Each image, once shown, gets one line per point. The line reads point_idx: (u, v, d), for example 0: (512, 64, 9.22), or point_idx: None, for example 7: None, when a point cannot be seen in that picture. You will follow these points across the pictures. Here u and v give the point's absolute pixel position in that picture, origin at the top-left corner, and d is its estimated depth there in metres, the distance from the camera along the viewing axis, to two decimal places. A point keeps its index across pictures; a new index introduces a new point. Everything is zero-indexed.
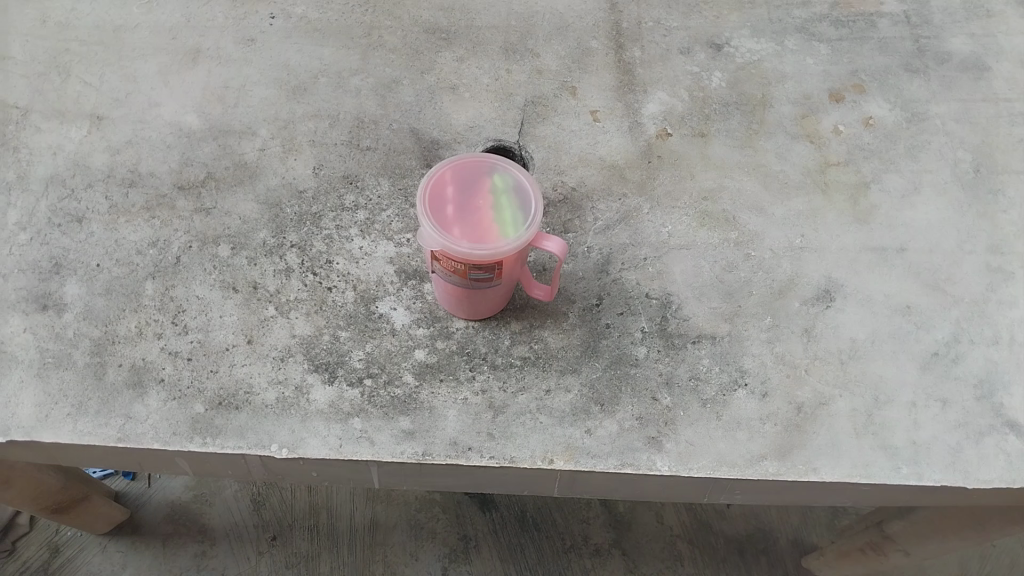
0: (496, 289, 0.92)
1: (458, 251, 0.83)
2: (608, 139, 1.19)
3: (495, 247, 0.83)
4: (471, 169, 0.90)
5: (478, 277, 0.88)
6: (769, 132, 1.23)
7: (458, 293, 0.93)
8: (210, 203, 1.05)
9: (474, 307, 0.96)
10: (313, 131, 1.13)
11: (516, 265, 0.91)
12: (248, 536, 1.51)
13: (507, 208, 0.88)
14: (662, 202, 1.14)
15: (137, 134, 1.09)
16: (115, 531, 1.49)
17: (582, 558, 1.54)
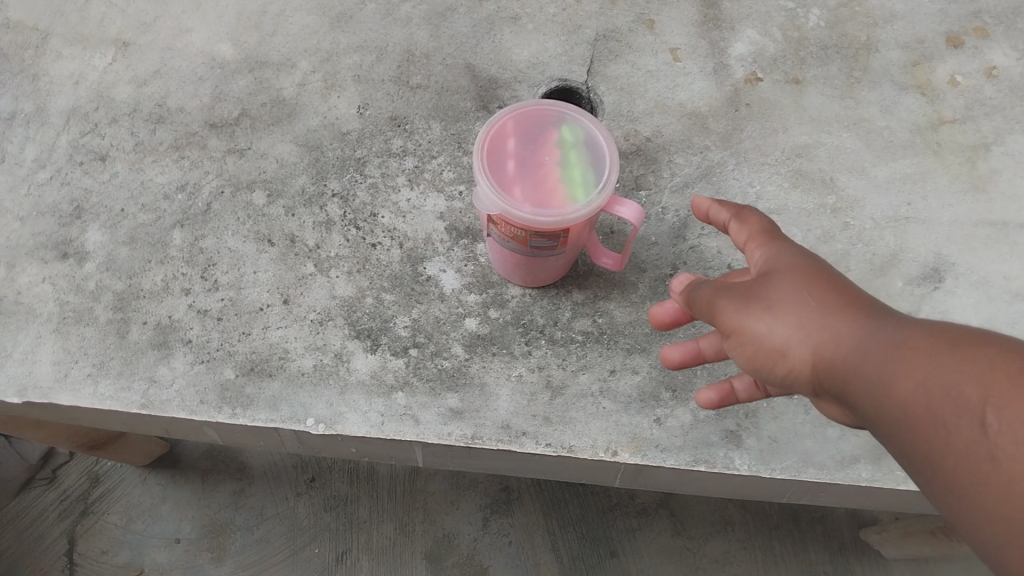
0: (558, 257, 0.81)
1: (518, 218, 0.72)
2: (689, 83, 1.05)
3: (561, 214, 0.71)
4: (536, 120, 0.78)
5: (538, 245, 0.77)
6: (873, 80, 1.08)
7: (514, 258, 0.82)
8: (244, 143, 0.95)
9: (532, 275, 0.85)
10: (359, 65, 1.01)
11: (584, 231, 0.79)
12: (286, 475, 1.32)
13: (577, 166, 0.76)
14: (750, 158, 1.01)
15: (166, 63, 0.99)
16: (155, 463, 1.32)
17: (627, 516, 1.31)
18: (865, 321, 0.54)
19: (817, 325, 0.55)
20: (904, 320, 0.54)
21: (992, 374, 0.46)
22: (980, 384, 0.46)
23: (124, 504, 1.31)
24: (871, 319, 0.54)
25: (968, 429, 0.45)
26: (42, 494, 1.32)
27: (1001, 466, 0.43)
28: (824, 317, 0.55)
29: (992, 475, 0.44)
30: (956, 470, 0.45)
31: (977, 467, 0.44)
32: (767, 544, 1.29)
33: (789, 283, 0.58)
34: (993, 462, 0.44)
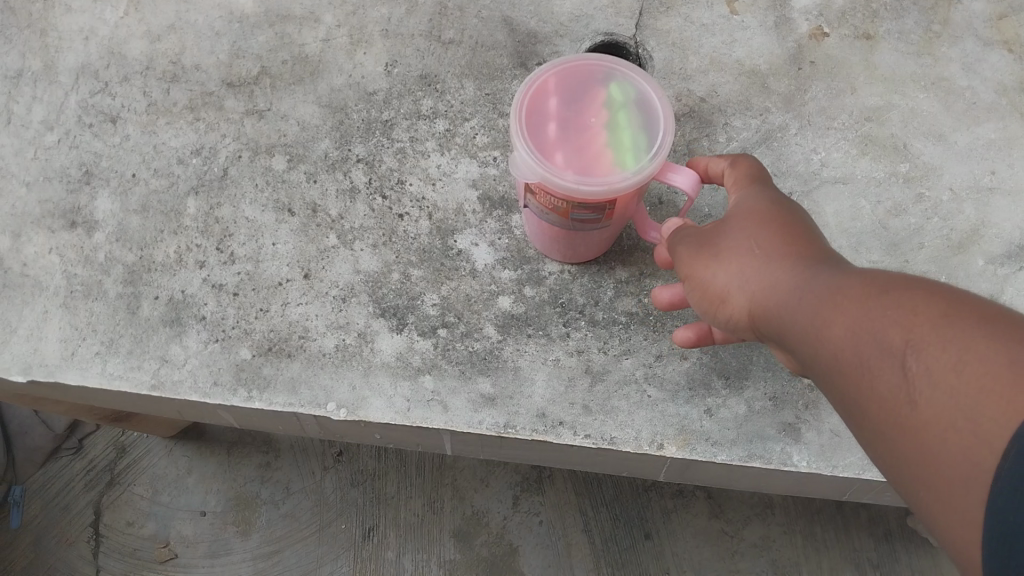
0: (602, 231, 0.74)
1: (559, 186, 0.64)
2: (748, 38, 0.96)
3: (607, 182, 0.63)
4: (581, 76, 0.70)
5: (580, 217, 0.70)
6: (954, 35, 0.97)
7: (552, 232, 0.75)
8: (263, 104, 0.88)
9: (572, 251, 0.78)
10: (387, 18, 0.93)
11: (633, 202, 0.71)
12: (314, 447, 1.22)
13: (625, 128, 0.67)
14: (814, 121, 0.92)
15: (181, 16, 0.92)
16: (180, 435, 1.22)
17: (663, 498, 1.18)
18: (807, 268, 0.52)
19: (760, 272, 0.54)
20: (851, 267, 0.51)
21: (911, 315, 0.43)
22: (902, 326, 0.43)
23: (152, 476, 1.22)
24: (814, 264, 0.52)
25: (887, 372, 0.43)
26: (70, 464, 1.23)
27: (916, 407, 0.41)
28: (768, 262, 0.54)
29: (907, 417, 0.41)
30: (878, 413, 0.43)
31: (896, 412, 0.42)
32: (810, 529, 1.14)
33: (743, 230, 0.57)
34: (908, 404, 0.41)
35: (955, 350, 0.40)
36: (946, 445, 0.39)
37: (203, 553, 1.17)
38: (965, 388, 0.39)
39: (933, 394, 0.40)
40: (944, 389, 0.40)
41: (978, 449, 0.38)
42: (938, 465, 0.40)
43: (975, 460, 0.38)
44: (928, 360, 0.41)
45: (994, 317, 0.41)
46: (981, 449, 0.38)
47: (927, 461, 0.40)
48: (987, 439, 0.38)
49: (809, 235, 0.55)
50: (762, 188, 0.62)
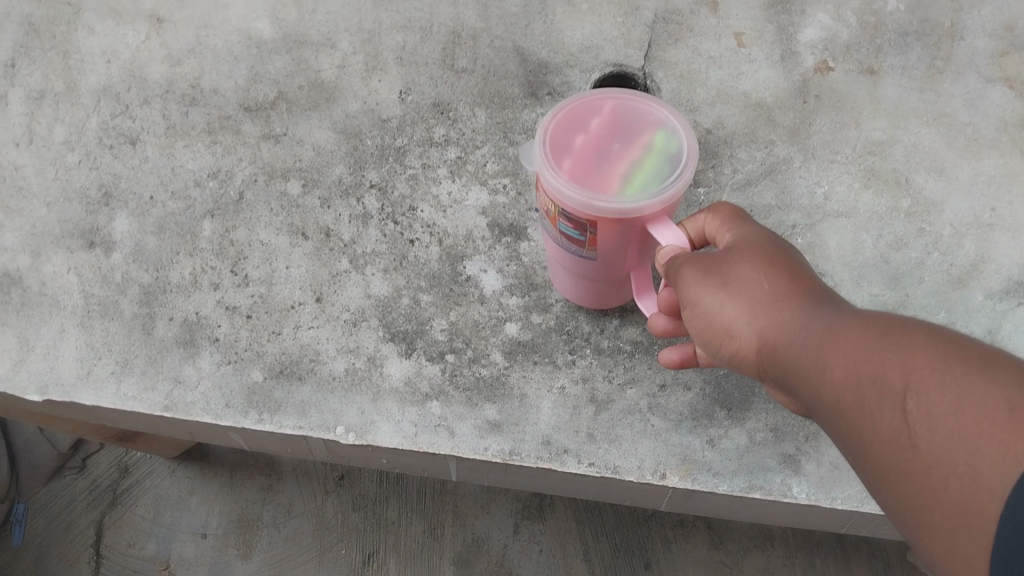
0: (589, 263, 0.72)
1: (546, 179, 0.63)
2: (754, 70, 0.98)
3: (586, 198, 0.61)
4: (641, 112, 0.68)
5: (565, 230, 0.68)
6: (957, 70, 0.99)
7: (551, 244, 0.74)
8: (279, 128, 0.90)
9: (569, 280, 0.78)
10: (402, 45, 0.95)
11: (621, 248, 0.68)
12: (316, 469, 1.23)
13: (646, 171, 0.64)
14: (819, 155, 0.93)
15: (200, 40, 0.94)
16: (183, 455, 1.24)
17: (664, 528, 1.19)
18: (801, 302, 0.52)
19: (754, 301, 0.53)
20: (844, 303, 0.51)
21: (912, 357, 0.43)
22: (902, 367, 0.43)
23: (154, 496, 1.23)
24: (811, 299, 0.51)
25: (884, 415, 0.43)
26: (72, 484, 1.24)
27: (916, 450, 0.41)
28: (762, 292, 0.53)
29: (909, 461, 0.41)
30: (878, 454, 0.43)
31: (897, 454, 0.42)
32: (809, 561, 1.15)
33: (736, 257, 0.56)
34: (911, 449, 0.41)
35: (956, 396, 0.40)
36: (951, 492, 0.39)
37: (204, 573, 1.18)
38: (968, 435, 0.39)
39: (936, 439, 0.40)
40: (947, 436, 0.40)
41: (980, 497, 0.38)
42: (939, 510, 0.40)
43: (979, 509, 0.38)
44: (929, 405, 0.41)
45: (992, 359, 0.41)
46: (983, 499, 0.38)
47: (929, 506, 0.41)
48: (989, 486, 0.38)
49: (802, 267, 0.54)
50: (752, 222, 0.62)
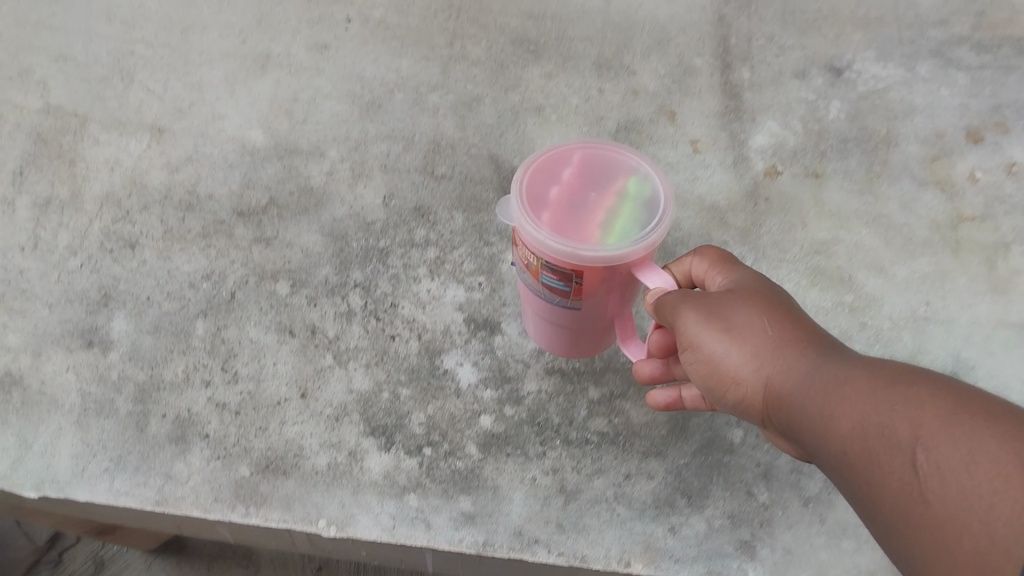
0: (572, 311, 0.79)
1: (529, 230, 0.69)
2: (709, 175, 1.07)
3: (572, 247, 0.67)
4: (606, 162, 0.75)
5: (549, 282, 0.75)
6: (892, 174, 1.09)
7: (531, 296, 0.81)
8: (270, 232, 0.97)
9: (552, 329, 0.85)
10: (386, 154, 1.04)
11: (603, 292, 0.75)
12: (293, 560, 1.26)
13: (622, 217, 0.72)
14: (769, 254, 1.01)
15: (198, 150, 1.02)
16: (160, 548, 1.26)
17: None
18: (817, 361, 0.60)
19: (771, 359, 0.61)
20: (851, 359, 0.59)
21: (920, 414, 0.51)
22: (911, 424, 0.51)
23: None
24: (821, 358, 0.60)
25: (897, 467, 0.50)
26: None
27: (928, 503, 0.48)
28: (779, 351, 0.61)
29: (919, 513, 0.48)
30: (892, 502, 0.50)
31: (908, 504, 0.49)
32: None
33: (752, 315, 0.64)
34: (922, 501, 0.48)
35: (961, 451, 0.48)
36: (960, 543, 0.46)
37: None
38: (971, 487, 0.46)
39: (948, 492, 0.47)
40: (953, 488, 0.47)
41: (991, 549, 0.45)
42: (944, 552, 0.47)
43: (984, 556, 0.45)
44: (938, 458, 0.48)
45: (990, 415, 0.49)
46: (991, 551, 0.45)
47: (939, 553, 0.47)
48: (995, 539, 0.45)
49: (811, 329, 0.63)
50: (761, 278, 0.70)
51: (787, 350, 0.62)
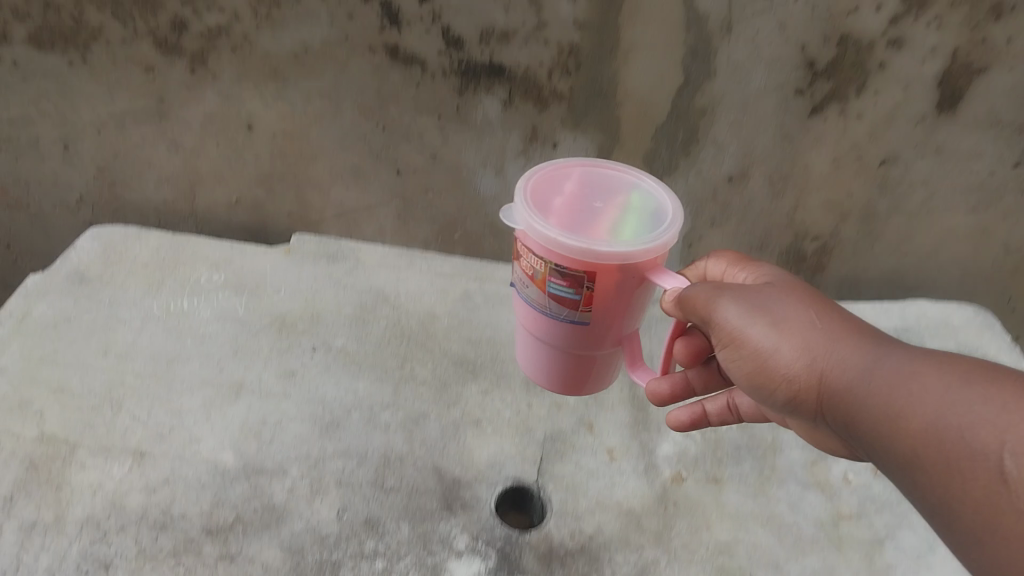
0: (580, 321, 1.00)
1: (542, 230, 0.91)
2: (624, 481, 1.22)
3: (588, 243, 0.89)
4: (600, 184, 1.04)
5: (558, 288, 0.96)
6: (780, 477, 1.25)
7: (540, 309, 1.02)
8: (234, 548, 1.07)
9: (560, 343, 1.06)
10: (342, 470, 1.19)
11: (614, 295, 0.96)
12: None
13: (629, 225, 0.98)
14: (681, 555, 1.12)
15: (174, 471, 1.15)
16: None
17: None
18: (868, 353, 0.79)
19: (837, 357, 0.79)
20: (916, 356, 0.76)
21: (1001, 417, 0.65)
22: (992, 427, 0.65)
23: None
24: (887, 361, 0.77)
25: (980, 471, 0.65)
26: None
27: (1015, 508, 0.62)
28: (847, 351, 0.79)
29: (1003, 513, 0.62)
30: (969, 488, 0.65)
31: (987, 495, 0.64)
32: None
33: (820, 326, 0.82)
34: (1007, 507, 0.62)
35: None
36: None
37: None
38: None
39: None
40: None
41: None
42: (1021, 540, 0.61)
43: None
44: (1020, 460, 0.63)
45: None
46: None
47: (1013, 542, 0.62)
48: None
49: (873, 337, 0.81)
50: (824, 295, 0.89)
51: (839, 344, 0.80)
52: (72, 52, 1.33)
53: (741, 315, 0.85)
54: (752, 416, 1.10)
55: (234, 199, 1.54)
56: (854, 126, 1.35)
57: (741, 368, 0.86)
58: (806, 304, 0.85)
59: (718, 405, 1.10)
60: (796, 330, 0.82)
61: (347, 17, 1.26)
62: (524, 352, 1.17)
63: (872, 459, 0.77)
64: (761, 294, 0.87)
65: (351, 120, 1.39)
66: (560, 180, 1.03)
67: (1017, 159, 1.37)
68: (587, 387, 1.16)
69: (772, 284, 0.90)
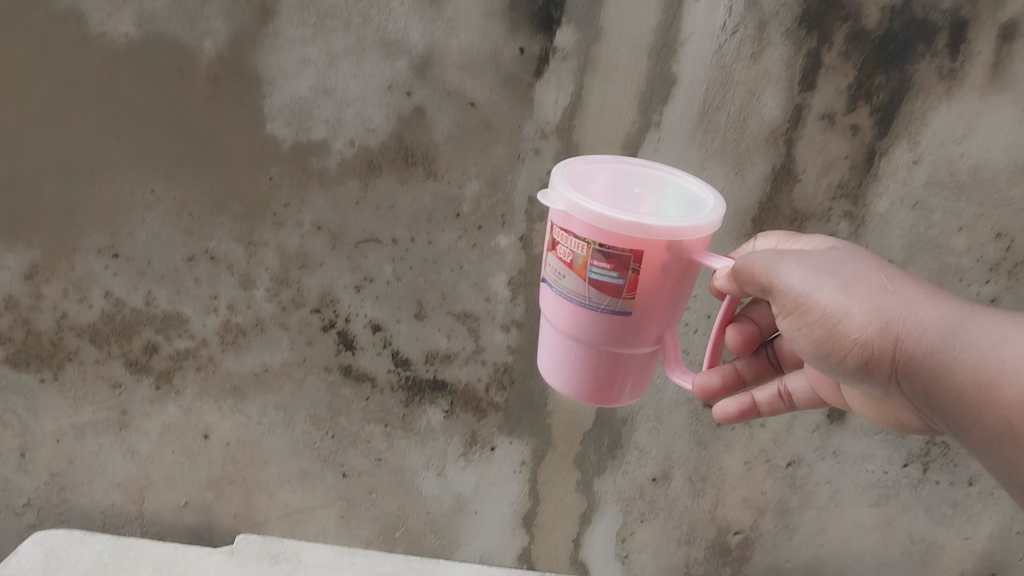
0: (621, 308, 0.87)
1: (584, 205, 0.82)
2: None
3: (636, 218, 0.81)
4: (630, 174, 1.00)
5: (601, 271, 0.85)
6: None
7: (578, 300, 0.89)
8: None
9: (598, 336, 0.91)
10: None
11: (655, 277, 0.86)
12: None
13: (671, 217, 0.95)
14: None
15: None
16: None
17: None
18: (944, 315, 0.79)
19: (912, 316, 0.79)
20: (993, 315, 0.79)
21: None
22: None
23: None
24: (970, 323, 0.78)
25: None
26: None
27: None
28: (921, 308, 0.79)
29: None
30: None
31: None
32: None
33: (888, 283, 0.81)
34: None
35: None
36: None
37: None
38: None
39: None
40: None
41: None
42: None
43: None
44: None
45: None
46: None
47: None
48: None
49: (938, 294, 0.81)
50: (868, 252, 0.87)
51: (917, 307, 0.79)
52: (44, 371, 1.44)
53: (809, 281, 0.81)
54: (805, 405, 1.06)
55: (182, 502, 1.57)
56: (759, 434, 1.42)
57: (806, 335, 0.82)
58: (873, 269, 0.82)
59: (770, 393, 1.06)
60: (869, 293, 0.79)
61: (306, 343, 1.39)
62: (552, 356, 1.00)
63: (943, 416, 0.81)
64: (824, 258, 0.83)
65: (301, 429, 1.48)
66: (591, 177, 0.98)
67: (905, 459, 1.42)
68: (619, 392, 0.99)
69: (834, 250, 0.85)
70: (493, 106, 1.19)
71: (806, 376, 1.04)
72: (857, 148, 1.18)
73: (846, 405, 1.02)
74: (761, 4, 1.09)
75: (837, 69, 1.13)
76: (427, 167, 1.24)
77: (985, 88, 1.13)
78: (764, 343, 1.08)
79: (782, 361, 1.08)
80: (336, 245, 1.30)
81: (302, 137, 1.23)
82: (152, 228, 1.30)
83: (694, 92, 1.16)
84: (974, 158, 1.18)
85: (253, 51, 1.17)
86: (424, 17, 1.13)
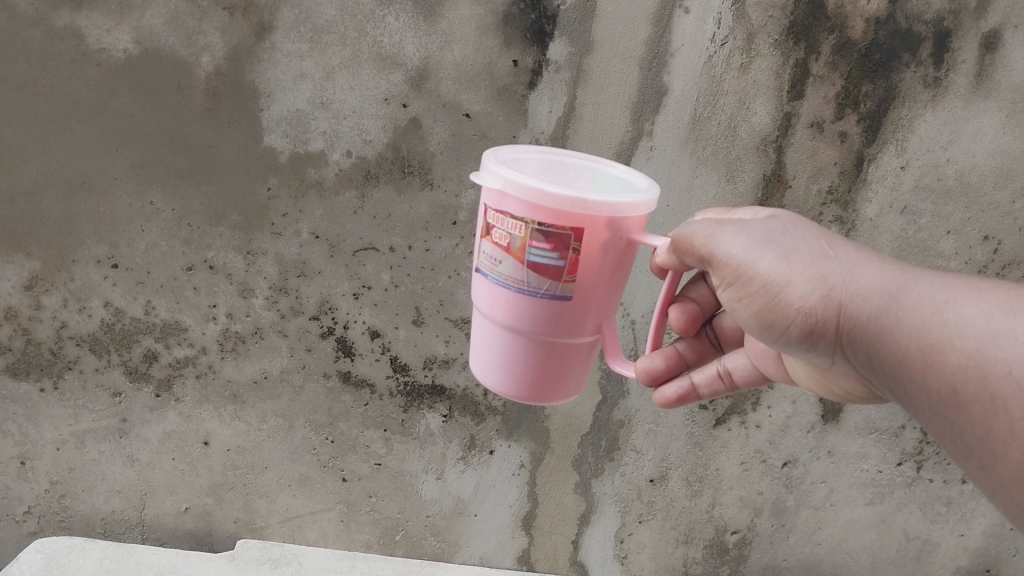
0: (563, 295, 0.76)
1: (518, 182, 0.71)
2: None
3: (576, 195, 0.70)
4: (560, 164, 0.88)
5: (539, 254, 0.74)
6: None
7: (513, 289, 0.77)
8: None
9: (536, 333, 0.80)
10: None
11: (594, 261, 0.76)
12: None
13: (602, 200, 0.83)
14: None
15: None
16: None
17: None
18: (891, 279, 0.69)
19: (852, 280, 0.69)
20: (939, 276, 0.68)
21: None
22: None
23: None
24: (913, 284, 0.68)
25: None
26: None
27: None
28: (862, 271, 0.69)
29: None
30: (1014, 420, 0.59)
31: None
32: None
33: (828, 248, 0.72)
34: None
35: None
36: None
37: None
38: None
39: None
40: None
41: None
42: None
43: None
44: None
45: None
46: None
47: None
48: None
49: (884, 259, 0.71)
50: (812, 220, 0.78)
51: (861, 270, 0.69)
52: (44, 380, 1.44)
53: (747, 248, 0.72)
54: (744, 384, 0.96)
55: (183, 508, 1.56)
56: (754, 435, 1.44)
57: (750, 306, 0.74)
58: (818, 235, 0.73)
59: (709, 373, 0.94)
60: (811, 259, 0.70)
61: (305, 350, 1.40)
62: (483, 358, 0.87)
63: (895, 395, 0.69)
64: (766, 226, 0.74)
65: (300, 435, 1.48)
66: (523, 162, 0.86)
67: (899, 458, 1.44)
68: (559, 395, 0.88)
69: (780, 217, 0.76)
70: (488, 117, 1.21)
71: (747, 353, 0.94)
72: (845, 154, 1.20)
73: (791, 380, 0.92)
74: (748, 17, 1.14)
75: (825, 79, 1.16)
76: (424, 176, 1.26)
77: (969, 96, 1.16)
78: (705, 324, 0.98)
79: (723, 342, 0.98)
80: (334, 254, 1.32)
81: (300, 148, 1.25)
82: (150, 239, 1.32)
83: (684, 103, 1.19)
84: (961, 163, 1.20)
85: (250, 65, 1.20)
86: (420, 30, 1.17)
